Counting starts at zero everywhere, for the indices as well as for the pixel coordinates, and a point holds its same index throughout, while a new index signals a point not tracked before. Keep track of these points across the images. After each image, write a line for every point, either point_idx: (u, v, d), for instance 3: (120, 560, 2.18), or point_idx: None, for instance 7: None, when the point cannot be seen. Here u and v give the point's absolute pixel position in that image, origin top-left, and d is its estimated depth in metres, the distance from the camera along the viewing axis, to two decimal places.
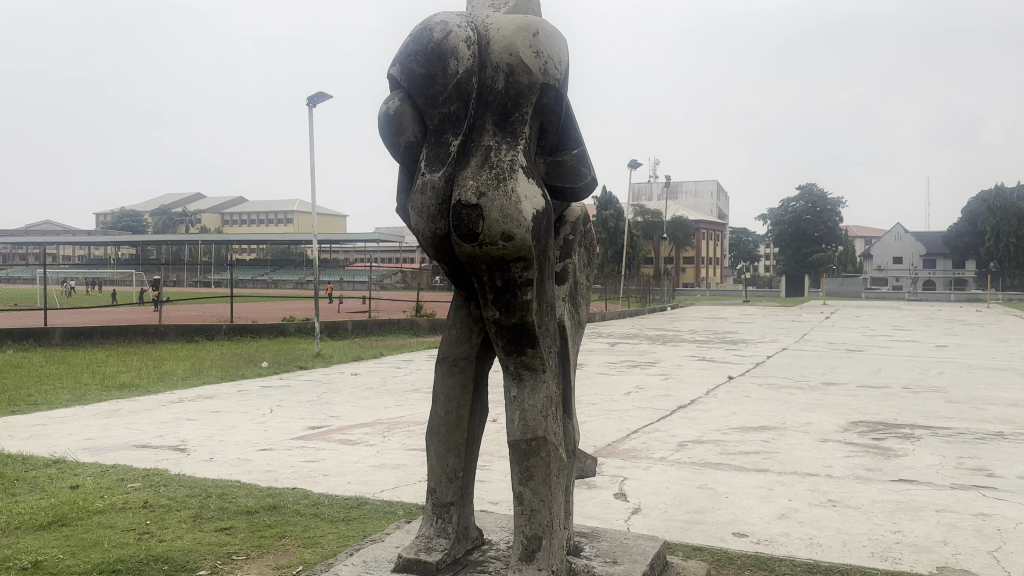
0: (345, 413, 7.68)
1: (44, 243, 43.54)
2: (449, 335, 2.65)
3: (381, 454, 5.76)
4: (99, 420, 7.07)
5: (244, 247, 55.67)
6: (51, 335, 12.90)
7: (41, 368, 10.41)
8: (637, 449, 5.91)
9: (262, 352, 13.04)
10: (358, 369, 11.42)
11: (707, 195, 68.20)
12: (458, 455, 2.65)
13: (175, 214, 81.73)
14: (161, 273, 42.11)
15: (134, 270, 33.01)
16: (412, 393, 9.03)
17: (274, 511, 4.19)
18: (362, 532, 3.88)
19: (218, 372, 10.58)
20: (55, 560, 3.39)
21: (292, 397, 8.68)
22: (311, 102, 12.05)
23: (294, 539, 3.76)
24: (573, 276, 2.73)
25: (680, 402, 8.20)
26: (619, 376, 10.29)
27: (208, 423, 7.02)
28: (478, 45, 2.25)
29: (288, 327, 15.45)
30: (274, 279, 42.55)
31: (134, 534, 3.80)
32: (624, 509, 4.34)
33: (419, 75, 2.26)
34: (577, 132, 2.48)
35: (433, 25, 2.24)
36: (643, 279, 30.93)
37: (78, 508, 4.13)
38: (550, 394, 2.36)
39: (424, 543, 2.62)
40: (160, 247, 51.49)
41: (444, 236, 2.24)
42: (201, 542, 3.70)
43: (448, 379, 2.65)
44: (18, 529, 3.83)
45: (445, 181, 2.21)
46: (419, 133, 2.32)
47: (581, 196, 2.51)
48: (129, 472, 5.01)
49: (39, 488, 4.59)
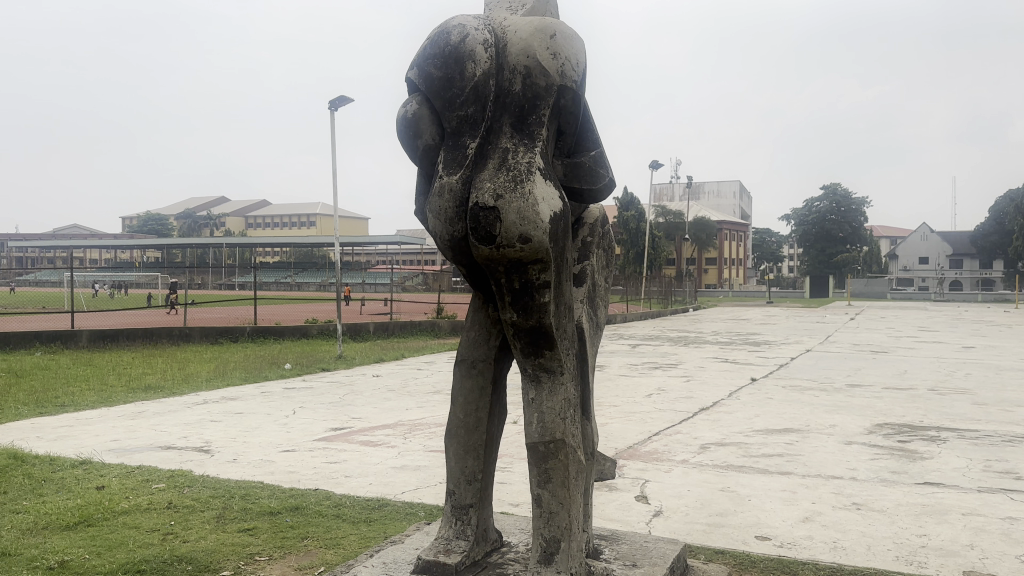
0: (367, 415, 7.72)
1: (71, 246, 44.26)
2: (467, 337, 2.66)
3: (402, 456, 5.79)
4: (125, 421, 7.17)
5: (268, 250, 56.14)
6: (78, 337, 13.11)
7: (68, 370, 10.58)
8: (658, 451, 5.88)
9: (286, 354, 13.15)
10: (379, 371, 11.47)
11: (729, 196, 67.73)
12: (477, 457, 2.65)
13: (200, 217, 82.65)
14: (186, 276, 42.62)
15: (160, 273, 33.46)
16: (434, 395, 9.06)
17: (297, 512, 4.23)
18: (384, 533, 3.90)
19: (242, 373, 10.68)
20: (81, 559, 3.45)
21: (315, 399, 8.74)
22: (334, 106, 12.16)
23: (316, 540, 3.79)
24: (591, 278, 2.72)
25: (702, 404, 8.16)
26: (641, 378, 10.24)
27: (232, 424, 7.09)
28: (495, 48, 2.26)
29: (311, 329, 15.57)
30: (297, 281, 42.92)
31: (159, 534, 3.85)
32: (645, 512, 4.32)
33: (436, 78, 2.26)
34: (595, 133, 2.47)
35: (450, 29, 2.25)
36: (665, 280, 30.77)
37: (104, 509, 4.19)
38: (569, 396, 2.36)
39: (444, 546, 2.63)
40: (185, 251, 52.10)
41: (462, 238, 2.25)
42: (224, 542, 3.73)
43: (466, 382, 2.65)
44: (45, 529, 3.90)
45: (462, 184, 2.21)
46: (436, 136, 2.32)
47: (599, 198, 2.50)
48: (155, 473, 5.07)
49: (66, 489, 4.66)
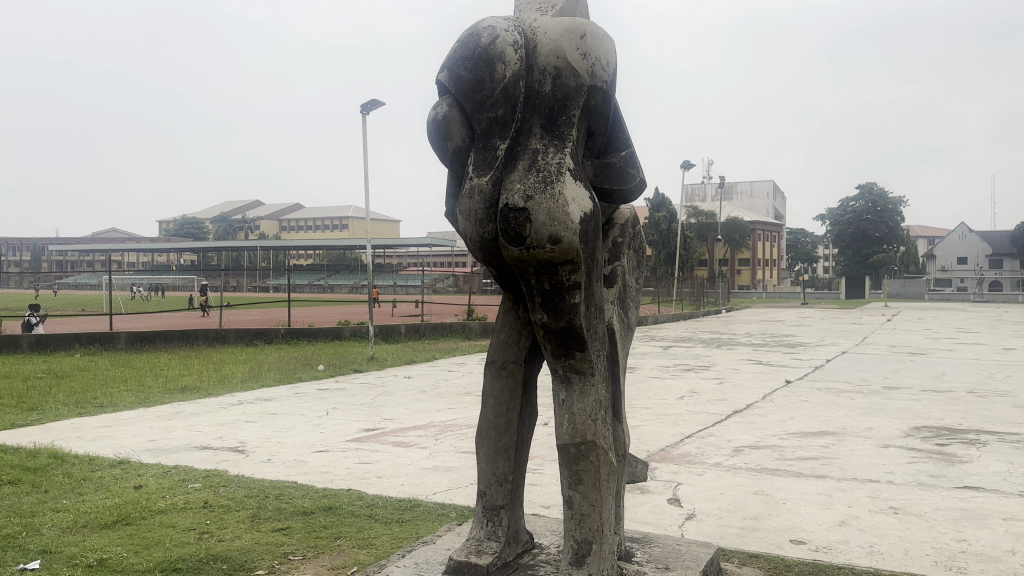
0: (399, 416, 7.77)
1: (111, 250, 45.21)
2: (498, 338, 2.66)
3: (434, 457, 5.81)
4: (163, 422, 7.30)
5: (301, 252, 56.84)
6: (118, 339, 13.38)
7: (108, 371, 10.80)
8: (691, 454, 5.83)
9: (319, 355, 13.29)
10: (411, 373, 11.53)
11: (762, 196, 66.98)
12: (508, 458, 2.65)
13: (234, 221, 83.91)
14: (222, 278, 43.28)
15: (197, 277, 34.03)
16: (465, 397, 9.08)
17: (330, 512, 4.27)
18: (416, 534, 3.92)
19: (276, 374, 10.81)
20: (119, 558, 3.51)
21: (347, 400, 8.81)
22: (366, 110, 12.26)
23: (349, 540, 3.83)
24: (622, 279, 2.70)
25: (736, 407, 8.07)
26: (673, 380, 10.17)
27: (267, 425, 7.18)
28: (525, 48, 2.26)
29: (343, 330, 15.71)
30: (330, 284, 43.36)
31: (195, 533, 3.91)
32: (677, 515, 4.29)
33: (466, 80, 2.27)
34: (626, 133, 2.46)
35: (480, 31, 2.25)
36: (697, 281, 30.52)
37: (142, 508, 4.27)
38: (600, 397, 2.35)
39: (475, 547, 2.63)
40: (221, 254, 52.94)
41: (492, 239, 2.25)
42: (259, 542, 3.78)
43: (496, 382, 2.65)
44: (85, 527, 3.98)
45: (492, 185, 2.21)
46: (467, 138, 2.33)
47: (630, 198, 2.49)
48: (191, 473, 5.15)
49: (105, 488, 4.76)
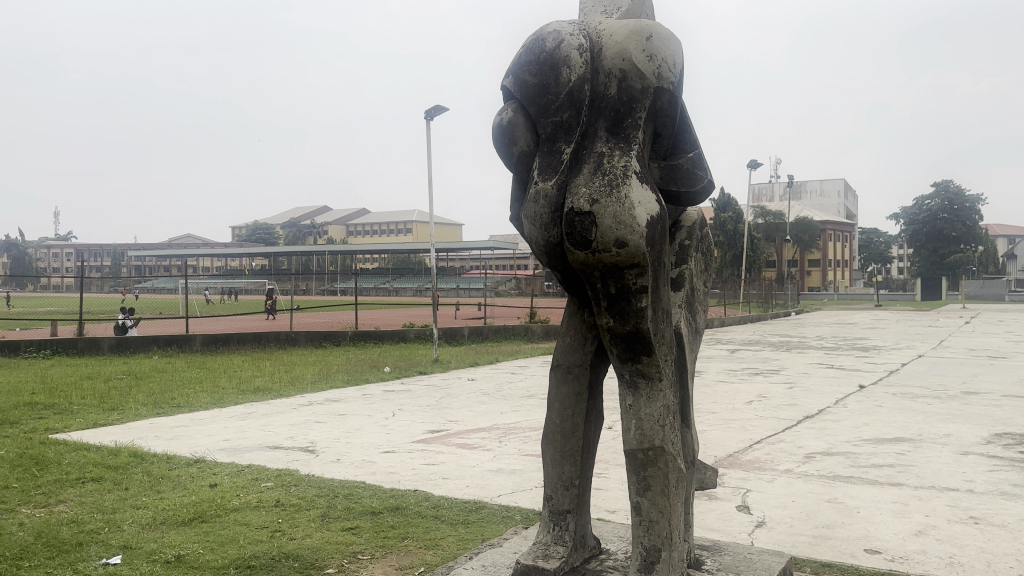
0: (463, 418, 7.83)
1: (187, 256, 46.98)
2: (564, 342, 2.65)
3: (498, 459, 5.84)
4: (237, 421, 7.54)
5: (367, 256, 57.98)
6: (194, 342, 13.89)
7: (185, 372, 11.22)
8: (759, 460, 5.70)
9: (385, 357, 13.52)
10: (475, 375, 11.61)
11: (833, 195, 65.11)
12: (574, 463, 2.64)
13: (303, 226, 86.12)
14: (291, 282, 44.47)
15: (268, 281, 35.06)
16: (528, 399, 9.10)
17: (397, 513, 4.33)
18: (481, 536, 3.94)
19: (344, 376, 11.05)
20: (195, 554, 3.64)
21: (413, 402, 8.94)
22: (429, 116, 12.43)
23: (416, 541, 3.88)
24: (690, 283, 2.67)
25: (806, 412, 7.86)
26: (740, 384, 9.97)
27: (335, 425, 7.34)
28: (590, 52, 2.25)
29: (408, 333, 15.94)
30: (395, 287, 44.07)
31: (267, 531, 4.02)
32: (746, 522, 4.20)
33: (531, 85, 2.27)
34: (692, 134, 2.43)
35: (546, 35, 2.26)
36: (764, 283, 29.85)
37: (217, 506, 4.42)
38: (668, 403, 2.32)
39: (542, 551, 2.63)
40: (290, 259, 54.41)
41: (557, 243, 2.24)
42: (328, 541, 3.86)
43: (562, 387, 2.65)
44: (164, 524, 4.14)
45: (558, 188, 2.21)
46: (532, 142, 2.34)
47: (697, 200, 2.45)
48: (263, 472, 5.31)
49: (182, 486, 4.93)
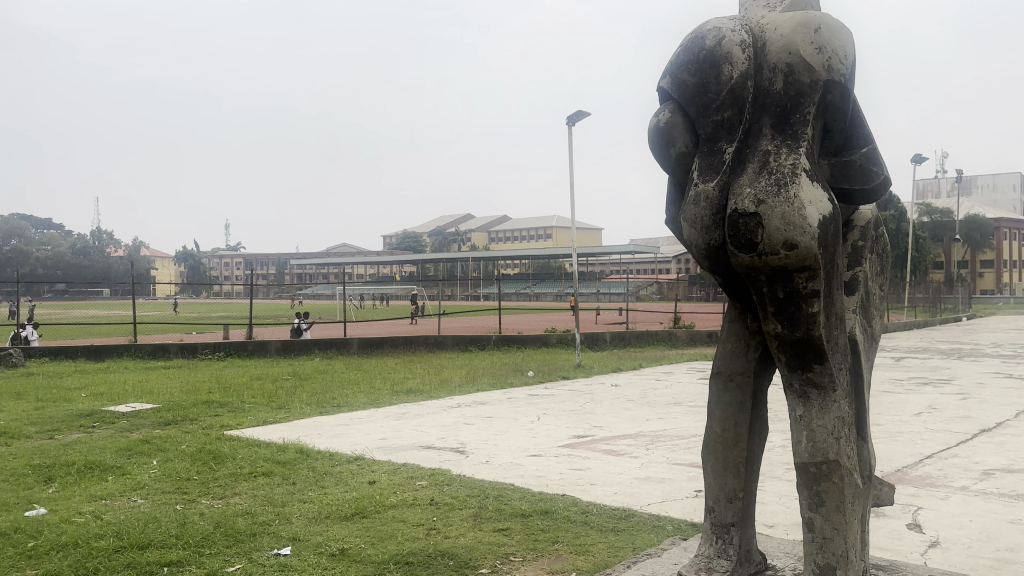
0: (609, 424, 7.77)
1: (342, 263, 49.77)
2: (725, 349, 2.57)
3: (646, 467, 5.74)
4: (391, 421, 7.88)
5: (509, 262, 59.04)
6: (349, 344, 14.66)
7: (342, 373, 11.87)
8: (932, 476, 5.27)
9: (528, 361, 13.68)
10: (619, 381, 11.49)
11: (1010, 189, 59.35)
12: (737, 475, 2.55)
13: (448, 234, 88.93)
14: (437, 288, 46.03)
15: (415, 287, 36.47)
16: (675, 406, 8.90)
17: (546, 516, 4.36)
18: (632, 544, 3.89)
19: (490, 379, 11.27)
20: (357, 548, 3.82)
21: (558, 406, 8.98)
22: (571, 121, 12.47)
23: (566, 545, 3.88)
24: (863, 286, 2.51)
25: (984, 425, 7.18)
26: (906, 394, 9.27)
27: (483, 428, 7.50)
28: (754, 47, 2.17)
29: (550, 338, 16.05)
30: (536, 292, 44.55)
31: (423, 529, 4.16)
32: (919, 542, 3.89)
33: (690, 84, 2.22)
34: (865, 129, 2.28)
35: (705, 33, 2.20)
36: (931, 286, 27.65)
37: (376, 502, 4.63)
38: (842, 414, 2.19)
39: (704, 563, 2.56)
40: (436, 266, 56.35)
41: (720, 246, 2.18)
42: (480, 541, 3.95)
43: (724, 396, 2.57)
44: (328, 517, 4.38)
45: (720, 190, 2.14)
46: (691, 143, 2.28)
47: (872, 198, 2.31)
48: (417, 471, 5.50)
49: (343, 482, 5.21)
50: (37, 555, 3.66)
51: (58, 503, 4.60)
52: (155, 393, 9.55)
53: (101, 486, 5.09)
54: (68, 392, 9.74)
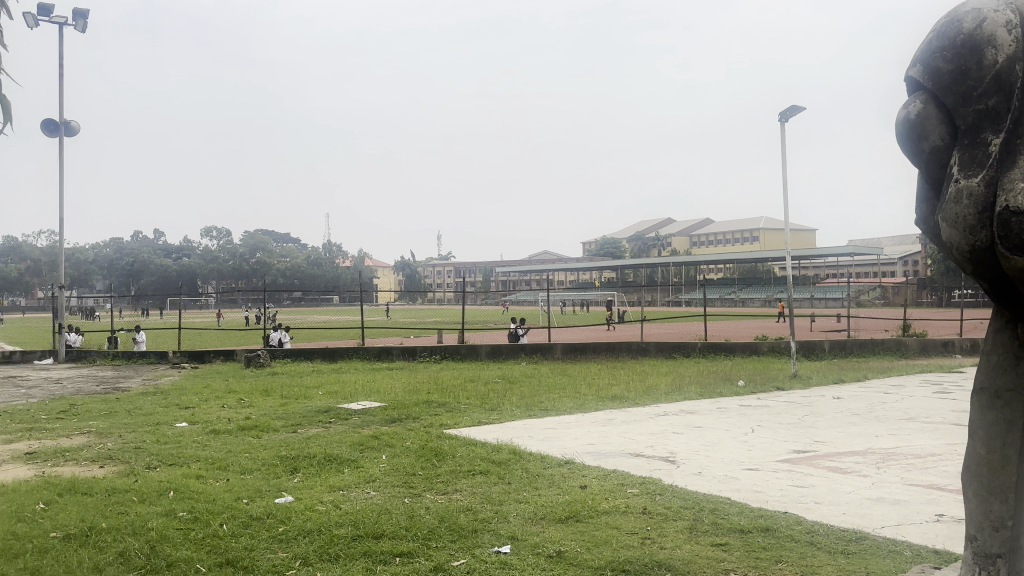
0: (831, 438, 7.26)
1: (545, 269, 50.94)
2: (989, 362, 2.32)
3: (877, 487, 5.29)
4: (599, 427, 7.92)
5: (714, 267, 57.24)
6: (555, 350, 14.95)
7: (549, 378, 12.12)
8: None
9: (738, 370, 13.15)
10: (840, 393, 10.71)
11: None
12: (1005, 502, 2.28)
13: (650, 239, 87.95)
14: (640, 295, 45.65)
15: (617, 293, 36.44)
16: (908, 423, 8.12)
17: (767, 533, 4.16)
18: (866, 569, 3.59)
19: (698, 388, 10.97)
20: (574, 552, 3.88)
21: (772, 418, 8.54)
22: (783, 118, 11.86)
23: (791, 565, 3.67)
24: None
25: None
26: None
27: (693, 437, 7.32)
28: (1021, 28, 1.95)
29: (761, 346, 15.32)
30: (743, 298, 42.78)
31: (638, 537, 4.13)
32: None
33: (946, 72, 2.03)
34: None
35: (963, 16, 2.01)
36: None
37: (589, 507, 4.67)
38: None
39: None
40: (638, 271, 55.94)
41: (986, 247, 1.95)
42: (697, 554, 3.85)
43: (987, 414, 2.31)
44: (544, 519, 4.49)
45: (986, 185, 1.93)
46: (947, 135, 2.08)
47: None
48: (629, 478, 5.48)
49: (557, 485, 5.30)
50: (289, 536, 4.10)
51: (303, 491, 5.12)
52: (380, 393, 10.34)
53: (338, 477, 5.60)
54: (307, 390, 10.82)
